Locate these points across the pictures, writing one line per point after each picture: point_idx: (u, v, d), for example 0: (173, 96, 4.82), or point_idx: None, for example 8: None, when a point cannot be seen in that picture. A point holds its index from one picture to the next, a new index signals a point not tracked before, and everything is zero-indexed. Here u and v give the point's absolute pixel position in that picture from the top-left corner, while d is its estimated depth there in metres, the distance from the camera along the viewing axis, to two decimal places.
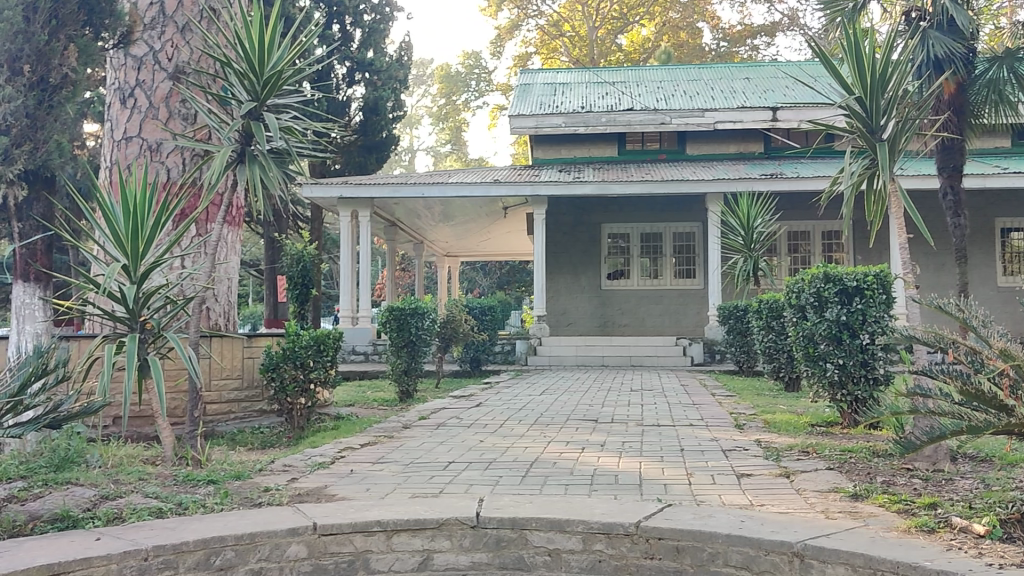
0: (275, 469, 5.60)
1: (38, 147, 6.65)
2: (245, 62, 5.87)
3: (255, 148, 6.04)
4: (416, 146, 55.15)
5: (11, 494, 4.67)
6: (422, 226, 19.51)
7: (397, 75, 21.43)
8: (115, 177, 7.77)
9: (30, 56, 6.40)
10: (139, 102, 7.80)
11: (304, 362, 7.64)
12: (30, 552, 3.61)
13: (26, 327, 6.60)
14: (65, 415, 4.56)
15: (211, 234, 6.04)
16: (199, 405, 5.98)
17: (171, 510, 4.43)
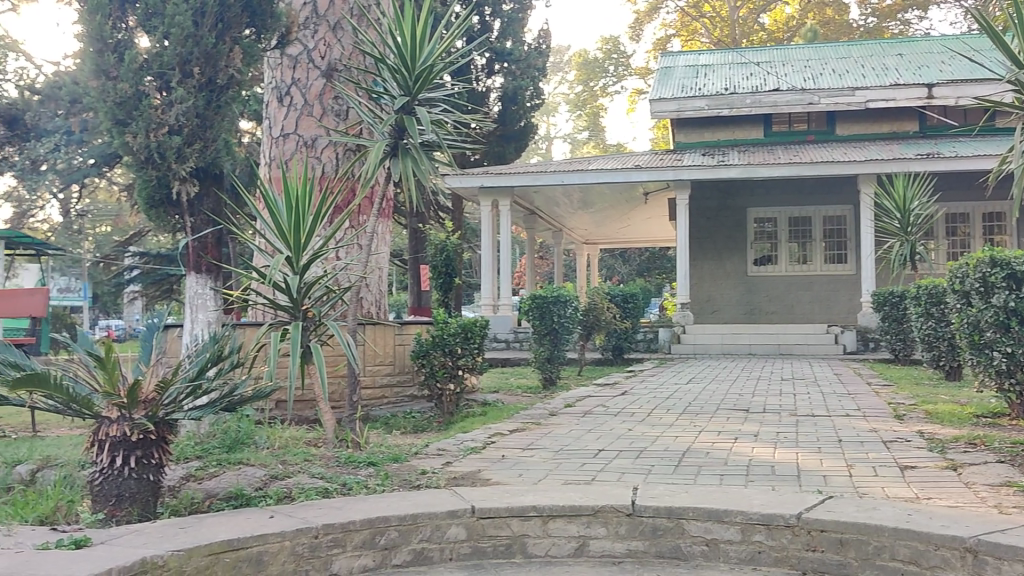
0: (430, 453, 5.76)
1: (208, 145, 6.99)
2: (398, 58, 6.02)
3: (407, 141, 6.19)
4: (554, 134, 55.22)
5: (189, 473, 4.98)
6: (561, 214, 19.57)
7: (537, 63, 21.51)
8: (274, 173, 8.12)
9: (199, 58, 6.76)
10: (295, 99, 8.09)
11: (453, 349, 7.80)
12: (211, 528, 3.83)
13: (200, 316, 6.95)
14: (240, 399, 4.78)
15: (366, 227, 6.20)
16: (357, 390, 6.15)
17: (336, 490, 4.62)
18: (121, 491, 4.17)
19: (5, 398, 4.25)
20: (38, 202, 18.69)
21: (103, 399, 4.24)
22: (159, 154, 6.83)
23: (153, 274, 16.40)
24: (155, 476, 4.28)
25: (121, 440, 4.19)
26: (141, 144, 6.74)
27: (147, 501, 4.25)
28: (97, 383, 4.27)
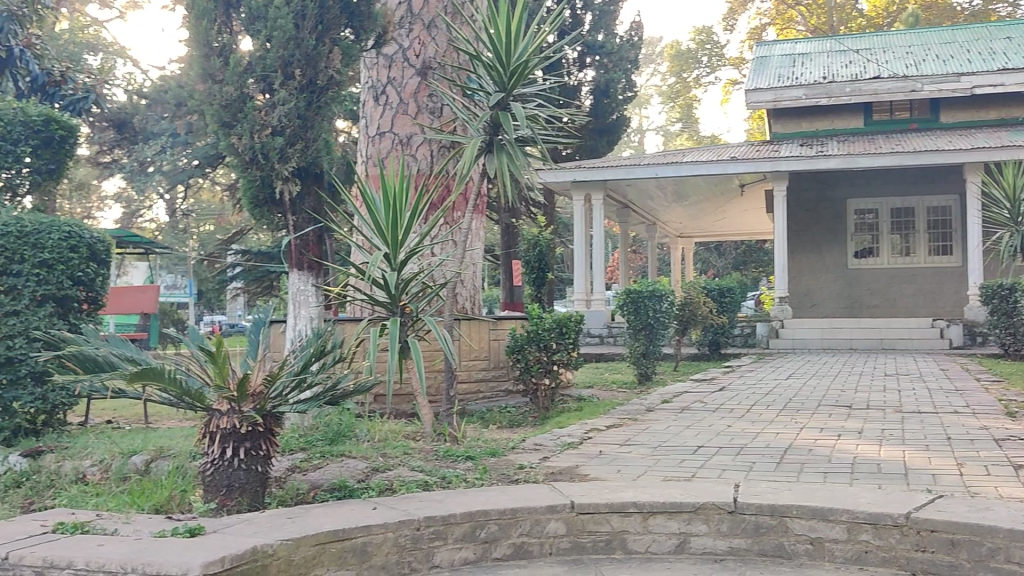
0: (527, 447, 5.78)
1: (309, 145, 7.15)
2: (493, 55, 6.03)
3: (502, 137, 6.21)
4: (647, 127, 54.73)
5: (294, 464, 5.12)
6: (655, 207, 19.40)
7: (629, 55, 21.36)
8: (371, 171, 8.25)
9: (300, 60, 6.93)
10: (390, 98, 8.22)
11: (547, 344, 7.79)
12: (317, 519, 3.93)
13: (302, 313, 7.18)
14: (343, 393, 4.89)
15: (461, 224, 6.25)
16: (454, 384, 6.20)
17: (436, 483, 4.69)
18: (232, 481, 4.32)
19: (123, 391, 4.44)
20: (147, 201, 19.40)
21: (214, 392, 4.35)
22: (263, 155, 7.01)
23: (256, 271, 16.85)
24: (263, 467, 4.42)
25: (232, 432, 4.31)
26: (246, 146, 6.94)
27: (256, 491, 4.39)
28: (208, 376, 4.39)
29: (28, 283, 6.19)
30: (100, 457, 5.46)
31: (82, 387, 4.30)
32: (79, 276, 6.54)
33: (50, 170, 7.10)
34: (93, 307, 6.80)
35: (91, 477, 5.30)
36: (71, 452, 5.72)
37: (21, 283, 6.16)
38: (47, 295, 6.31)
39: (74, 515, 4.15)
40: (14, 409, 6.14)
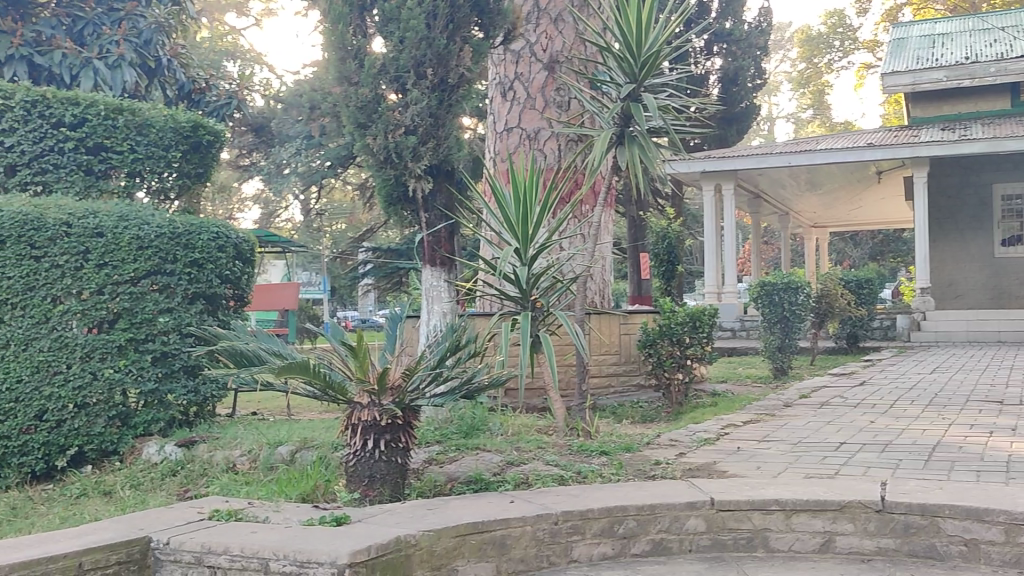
0: (662, 443, 5.73)
1: (440, 143, 7.25)
2: (624, 47, 5.97)
3: (634, 129, 6.13)
4: (777, 115, 53.30)
5: (431, 456, 5.21)
6: (787, 197, 18.90)
7: (758, 42, 20.86)
8: (500, 166, 8.32)
9: (432, 60, 7.05)
10: (518, 94, 8.25)
11: (680, 338, 7.68)
12: (457, 511, 3.98)
13: (435, 308, 7.31)
14: (478, 386, 4.89)
15: (592, 217, 6.20)
16: (586, 379, 6.15)
17: (572, 478, 4.70)
18: (373, 473, 4.44)
19: (271, 384, 4.60)
20: (283, 202, 20.08)
21: (355, 386, 4.44)
22: (397, 154, 7.17)
23: (387, 268, 17.22)
24: (402, 458, 4.53)
25: (372, 424, 4.41)
26: (381, 146, 7.11)
27: (396, 483, 4.50)
28: (350, 371, 4.49)
29: (180, 281, 6.50)
30: (248, 447, 5.69)
31: (233, 380, 4.47)
32: (226, 274, 6.86)
33: (198, 174, 7.44)
34: (238, 304, 7.13)
35: (241, 466, 5.56)
36: (222, 441, 5.99)
37: (174, 281, 6.47)
38: (197, 293, 6.63)
39: (227, 502, 4.35)
40: (169, 401, 6.48)
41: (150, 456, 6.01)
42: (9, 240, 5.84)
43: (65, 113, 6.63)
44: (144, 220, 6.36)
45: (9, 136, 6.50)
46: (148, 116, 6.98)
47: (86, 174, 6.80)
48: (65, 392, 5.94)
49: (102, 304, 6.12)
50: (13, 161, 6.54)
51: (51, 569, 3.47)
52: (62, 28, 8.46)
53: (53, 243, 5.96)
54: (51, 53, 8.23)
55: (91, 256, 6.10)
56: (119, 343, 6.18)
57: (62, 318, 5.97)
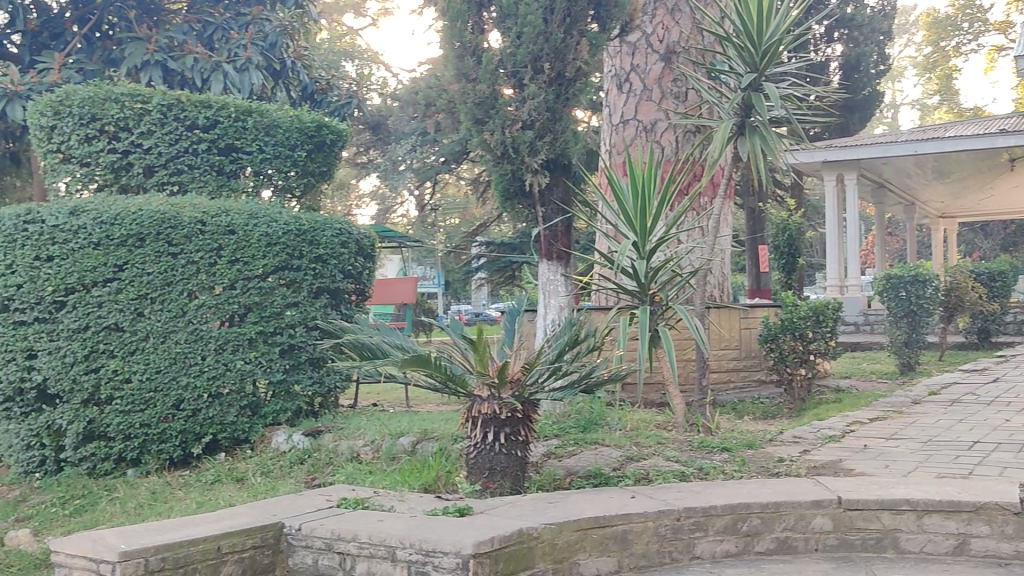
0: (785, 440, 5.61)
1: (557, 137, 7.38)
2: (744, 35, 5.86)
3: (755, 118, 6.00)
4: (902, 101, 51.33)
5: (550, 450, 5.23)
6: (913, 186, 18.21)
7: (882, 26, 20.14)
8: (617, 159, 8.28)
9: (549, 54, 7.07)
10: (634, 85, 8.18)
11: (803, 333, 7.49)
12: (579, 505, 3.99)
13: (552, 302, 7.43)
14: (599, 381, 4.81)
15: (712, 209, 6.09)
16: (707, 374, 6.04)
17: (693, 474, 4.65)
18: (494, 465, 4.48)
19: (394, 376, 4.69)
20: (399, 198, 20.43)
21: (476, 378, 4.47)
22: (514, 149, 7.38)
23: (500, 263, 17.30)
24: (522, 451, 4.55)
25: (492, 417, 4.45)
26: (498, 141, 7.30)
27: (517, 475, 4.54)
28: (470, 364, 4.51)
29: (306, 277, 6.70)
30: (371, 437, 5.82)
31: (359, 372, 4.60)
32: (348, 269, 7.04)
33: (322, 173, 7.65)
34: (360, 298, 7.30)
35: (365, 456, 5.69)
36: (346, 431, 6.14)
37: (301, 276, 6.67)
38: (322, 287, 6.82)
39: (354, 491, 4.47)
40: (296, 391, 6.70)
41: (278, 444, 6.23)
42: (148, 238, 6.12)
43: (199, 116, 6.92)
44: (273, 217, 6.58)
45: (147, 138, 6.79)
46: (275, 117, 7.21)
47: (218, 174, 7.05)
48: (200, 382, 6.20)
49: (234, 298, 6.36)
50: (151, 162, 6.83)
51: (193, 551, 3.64)
52: (194, 33, 8.87)
53: (188, 241, 6.24)
54: (184, 58, 8.60)
55: (223, 252, 6.34)
56: (249, 336, 6.41)
57: (197, 312, 6.23)
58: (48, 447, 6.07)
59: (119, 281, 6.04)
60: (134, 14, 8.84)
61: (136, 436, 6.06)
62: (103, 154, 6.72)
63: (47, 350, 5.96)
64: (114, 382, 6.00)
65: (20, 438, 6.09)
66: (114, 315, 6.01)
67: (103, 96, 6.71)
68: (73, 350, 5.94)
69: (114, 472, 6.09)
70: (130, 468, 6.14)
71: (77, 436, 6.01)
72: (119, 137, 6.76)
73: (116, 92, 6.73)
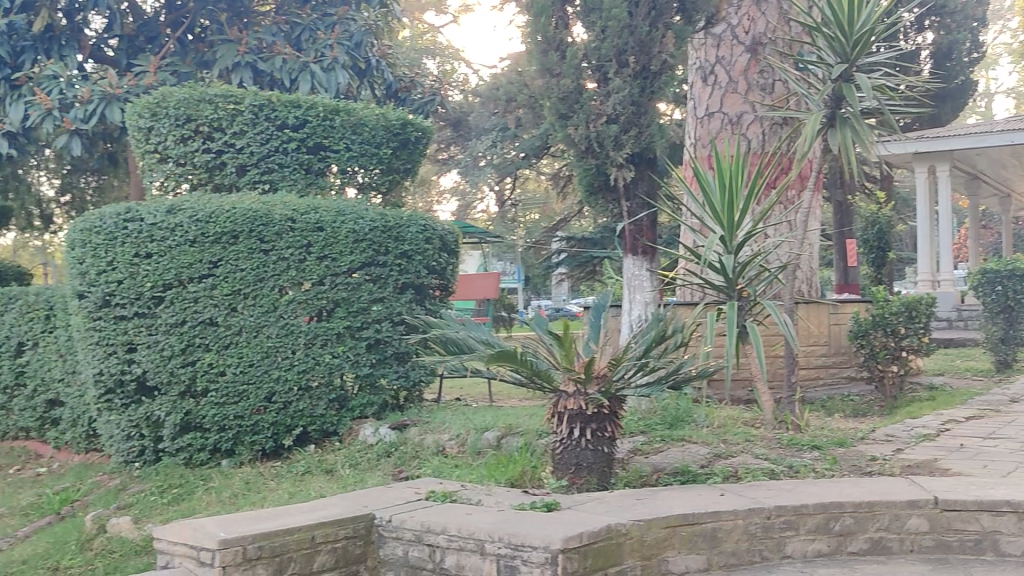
0: (878, 438, 5.49)
1: (643, 131, 7.31)
2: (835, 25, 5.72)
3: (846, 109, 5.87)
4: (996, 89, 49.58)
5: (636, 447, 5.21)
6: (1010, 177, 17.58)
7: (976, 13, 19.49)
8: (702, 152, 8.20)
9: (634, 47, 7.07)
10: (720, 78, 8.09)
11: (895, 330, 7.36)
12: (667, 502, 3.96)
13: (638, 298, 7.36)
14: (686, 377, 4.76)
15: (802, 201, 5.99)
16: (795, 371, 5.95)
17: (783, 472, 4.60)
18: (580, 461, 4.50)
19: (480, 371, 4.72)
20: (479, 194, 20.53)
21: (562, 374, 4.47)
22: (599, 144, 7.32)
23: (581, 258, 17.23)
24: (608, 448, 4.55)
25: (579, 412, 4.45)
26: (582, 135, 7.28)
27: (603, 472, 4.54)
28: (556, 360, 4.50)
29: (392, 272, 6.79)
30: (457, 432, 5.87)
31: (446, 367, 4.65)
32: (432, 265, 7.12)
33: (406, 170, 7.74)
34: (443, 294, 7.37)
35: (451, 450, 5.75)
36: (431, 425, 6.21)
37: (386, 272, 6.77)
38: (407, 283, 6.91)
39: (442, 484, 4.53)
40: (382, 385, 6.81)
41: (366, 437, 6.32)
42: (241, 235, 6.28)
43: (289, 116, 7.06)
44: (359, 214, 6.69)
45: (239, 138, 6.96)
46: (362, 116, 7.33)
47: (307, 172, 7.19)
48: (290, 375, 6.34)
49: (323, 294, 6.49)
50: (244, 161, 7.00)
51: (288, 541, 3.75)
52: (282, 34, 9.05)
53: (279, 238, 6.38)
54: (273, 59, 8.79)
55: (312, 249, 6.47)
56: (337, 330, 6.53)
57: (288, 307, 6.37)
58: (147, 437, 6.28)
59: (214, 277, 6.22)
60: (225, 17, 9.06)
61: (230, 427, 6.23)
62: (198, 154, 6.91)
63: (146, 344, 6.16)
64: (209, 375, 6.18)
65: (120, 428, 6.31)
66: (209, 310, 6.19)
67: (197, 98, 6.90)
68: (171, 344, 6.14)
69: (209, 462, 6.28)
70: (225, 458, 6.33)
71: (175, 427, 6.22)
72: (213, 138, 6.94)
73: (209, 94, 6.91)
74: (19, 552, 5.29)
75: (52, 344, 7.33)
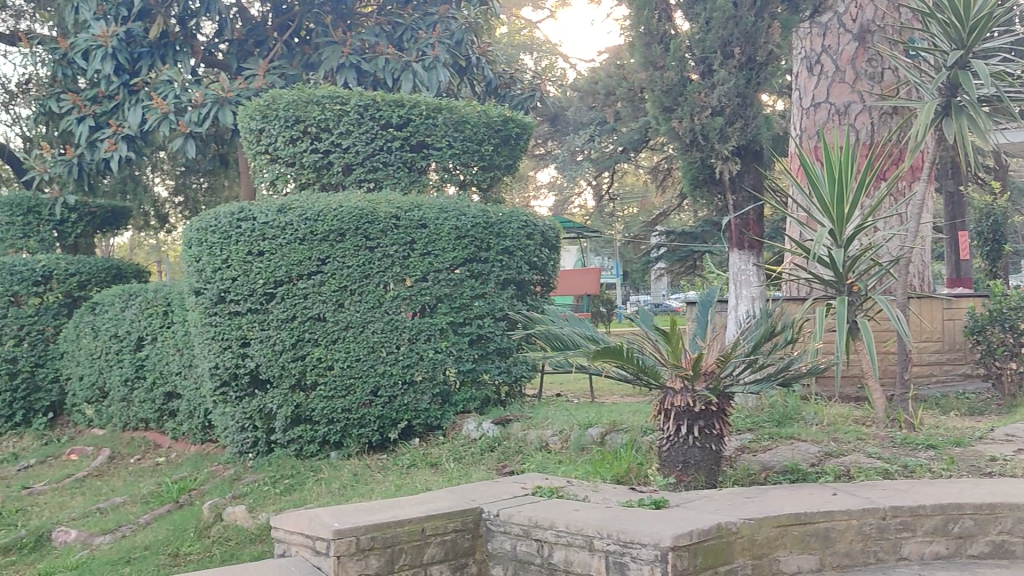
0: (997, 438, 5.30)
1: (749, 123, 7.23)
2: (949, 11, 5.53)
3: (962, 98, 5.66)
4: None
5: (744, 444, 5.15)
6: None
7: None
8: (808, 144, 8.02)
9: (739, 38, 7.02)
10: (827, 67, 7.90)
11: (1014, 326, 7.08)
12: (777, 500, 3.91)
13: (744, 293, 7.31)
14: (796, 374, 4.66)
15: (915, 193, 5.80)
16: (908, 367, 5.78)
17: (898, 471, 4.49)
18: (688, 458, 4.46)
19: (586, 367, 4.72)
20: (577, 189, 20.47)
21: (669, 370, 4.44)
22: (704, 137, 7.28)
23: (681, 252, 17.03)
24: (717, 445, 4.50)
25: (686, 410, 4.41)
26: (686, 129, 7.28)
27: (711, 469, 4.50)
28: (662, 355, 4.47)
29: (494, 269, 6.86)
30: (560, 427, 5.89)
31: (552, 363, 4.67)
32: (534, 260, 7.16)
33: (508, 166, 7.79)
34: (544, 290, 7.41)
35: (554, 446, 5.77)
36: (534, 421, 6.24)
37: (489, 268, 6.84)
38: (508, 279, 6.96)
39: (548, 480, 4.55)
40: (484, 381, 6.87)
41: (469, 431, 6.38)
42: (348, 233, 6.42)
43: (393, 115, 7.19)
44: (462, 211, 6.77)
45: (346, 138, 7.12)
46: (464, 113, 7.41)
47: (409, 170, 7.31)
48: (395, 369, 6.46)
49: (426, 290, 6.59)
50: (350, 161, 7.15)
51: (399, 532, 3.82)
52: (385, 34, 9.20)
53: (384, 235, 6.50)
54: (376, 59, 8.94)
55: (416, 246, 6.58)
56: (441, 326, 6.63)
57: (393, 303, 6.49)
58: (261, 429, 6.47)
59: (322, 274, 6.38)
60: (329, 19, 9.26)
61: (338, 420, 6.38)
62: (307, 154, 7.09)
63: (259, 339, 6.35)
64: (318, 370, 6.34)
65: (235, 420, 6.53)
66: (318, 306, 6.35)
67: (305, 99, 7.07)
68: (282, 339, 6.32)
69: (318, 453, 6.44)
70: (333, 450, 6.48)
71: (286, 420, 6.39)
72: (320, 138, 7.11)
73: (318, 95, 7.07)
74: (141, 539, 5.52)
75: (169, 338, 7.62)
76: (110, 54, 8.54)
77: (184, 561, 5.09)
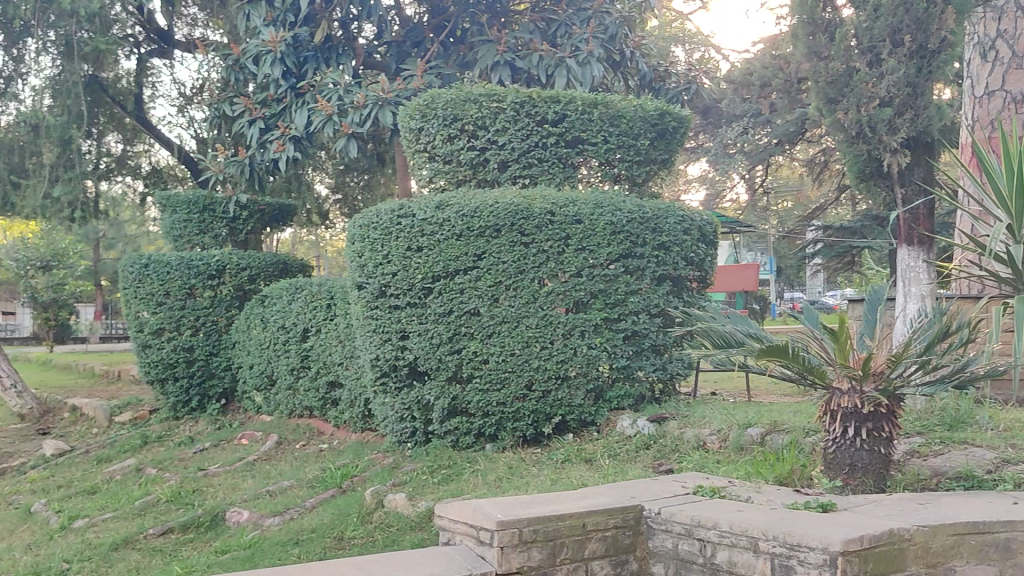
0: None
1: (918, 112, 7.71)
2: None
3: None
4: None
5: (913, 448, 4.96)
6: None
7: None
8: (980, 136, 7.57)
9: (909, 26, 7.45)
10: (1002, 53, 7.49)
11: None
12: (952, 507, 3.76)
13: (912, 290, 7.30)
14: (973, 377, 4.42)
15: None
16: None
17: None
18: (855, 461, 4.35)
19: (749, 364, 4.64)
20: (730, 183, 20.03)
21: (837, 370, 4.30)
22: (870, 128, 7.73)
23: (839, 247, 16.39)
24: (886, 448, 4.36)
25: (854, 411, 4.29)
26: (852, 119, 7.74)
27: (879, 472, 4.37)
28: (830, 354, 4.34)
29: (649, 264, 6.83)
30: (718, 427, 5.81)
31: (714, 360, 4.61)
32: (690, 256, 7.11)
33: (663, 160, 7.76)
34: (700, 286, 7.33)
35: (712, 445, 5.71)
36: (691, 420, 6.17)
37: (644, 263, 6.81)
38: (663, 275, 6.92)
39: (709, 479, 4.51)
40: (639, 377, 6.86)
41: (624, 428, 6.39)
42: (503, 229, 6.52)
43: (548, 111, 7.26)
44: (617, 206, 6.76)
45: (502, 135, 7.22)
46: (619, 107, 7.41)
47: (564, 166, 7.37)
48: (549, 365, 6.51)
49: (580, 285, 6.61)
50: (505, 157, 7.23)
51: (561, 526, 3.86)
52: (539, 31, 9.26)
53: (539, 231, 6.57)
54: (530, 56, 9.02)
55: (571, 241, 6.62)
56: (594, 322, 6.65)
57: (547, 298, 6.55)
58: (419, 420, 6.67)
59: (478, 269, 6.50)
60: (485, 18, 9.44)
61: (494, 412, 6.50)
62: (464, 152, 7.24)
63: (417, 332, 6.54)
64: (474, 363, 6.48)
65: (394, 410, 6.74)
66: (474, 300, 6.48)
67: (463, 98, 7.22)
68: (439, 332, 6.48)
69: (474, 445, 6.59)
70: (489, 442, 6.61)
71: (443, 411, 6.57)
72: (477, 136, 7.25)
73: (475, 93, 7.21)
74: (308, 521, 5.78)
75: (333, 330, 7.94)
76: (278, 59, 8.96)
77: (349, 544, 5.29)
